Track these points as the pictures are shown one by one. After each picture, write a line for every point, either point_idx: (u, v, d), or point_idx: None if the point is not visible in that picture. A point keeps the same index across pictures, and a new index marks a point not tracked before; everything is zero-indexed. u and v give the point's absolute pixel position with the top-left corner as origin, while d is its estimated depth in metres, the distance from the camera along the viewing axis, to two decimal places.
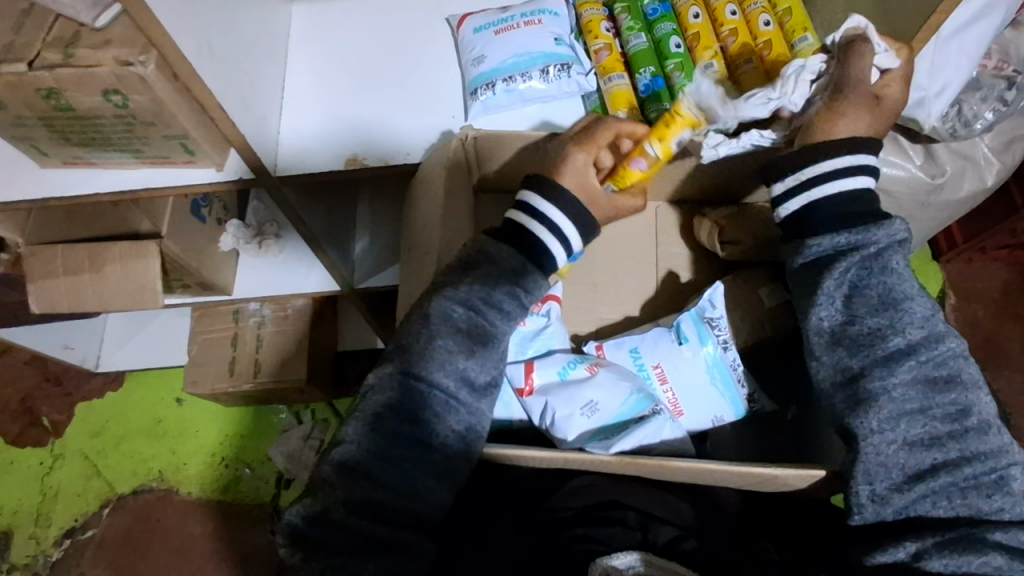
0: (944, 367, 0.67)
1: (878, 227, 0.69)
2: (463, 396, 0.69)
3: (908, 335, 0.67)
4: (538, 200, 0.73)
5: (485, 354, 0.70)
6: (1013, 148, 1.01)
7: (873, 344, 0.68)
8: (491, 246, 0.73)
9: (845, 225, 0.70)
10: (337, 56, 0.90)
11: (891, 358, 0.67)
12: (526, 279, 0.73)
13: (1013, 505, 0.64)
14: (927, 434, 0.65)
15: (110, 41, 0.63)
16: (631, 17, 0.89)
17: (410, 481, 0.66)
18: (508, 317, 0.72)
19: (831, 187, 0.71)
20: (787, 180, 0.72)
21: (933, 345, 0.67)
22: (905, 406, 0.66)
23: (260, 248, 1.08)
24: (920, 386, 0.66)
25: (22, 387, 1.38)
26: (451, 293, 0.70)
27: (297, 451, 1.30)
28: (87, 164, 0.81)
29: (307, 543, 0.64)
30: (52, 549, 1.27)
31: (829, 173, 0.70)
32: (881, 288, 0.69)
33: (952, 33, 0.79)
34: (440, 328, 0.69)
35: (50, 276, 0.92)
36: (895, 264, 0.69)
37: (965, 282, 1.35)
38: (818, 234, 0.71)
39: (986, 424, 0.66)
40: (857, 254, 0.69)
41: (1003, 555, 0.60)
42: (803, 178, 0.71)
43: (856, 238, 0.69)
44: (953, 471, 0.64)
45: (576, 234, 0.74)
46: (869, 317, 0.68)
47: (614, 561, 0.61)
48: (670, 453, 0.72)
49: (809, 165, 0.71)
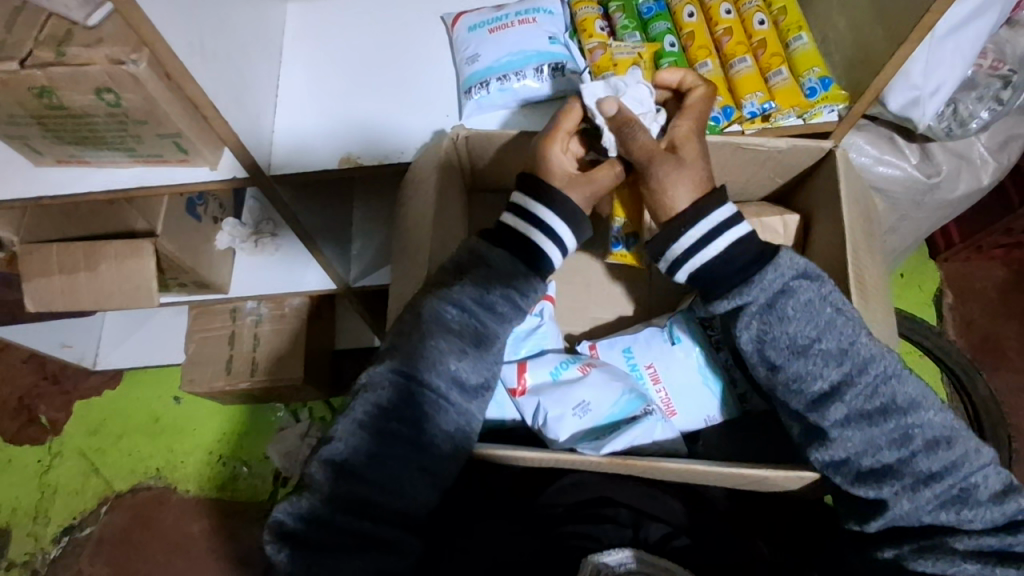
0: (875, 397, 0.65)
1: (753, 284, 0.68)
2: (454, 396, 0.69)
3: (828, 377, 0.66)
4: (532, 203, 0.73)
5: (477, 354, 0.70)
6: (1009, 147, 1.00)
7: (800, 389, 0.68)
8: (485, 249, 0.73)
9: (736, 283, 0.69)
10: (331, 57, 0.90)
11: (819, 402, 0.67)
12: (521, 283, 0.72)
13: (982, 514, 0.63)
14: (879, 463, 0.65)
15: (103, 40, 0.63)
16: (625, 16, 0.89)
17: (395, 480, 0.66)
18: (503, 319, 0.72)
19: (697, 260, 0.69)
20: (661, 262, 0.72)
21: (856, 380, 0.66)
22: (848, 444, 0.65)
23: (256, 246, 1.08)
24: (856, 424, 0.65)
25: (20, 385, 1.38)
26: (445, 294, 0.70)
27: (295, 449, 1.29)
28: (82, 163, 0.81)
29: (294, 540, 0.64)
30: (50, 546, 1.27)
31: (687, 250, 0.69)
32: (788, 336, 0.67)
33: (947, 34, 0.81)
34: (434, 329, 0.69)
35: (45, 275, 0.92)
36: (793, 307, 0.67)
37: (962, 281, 1.34)
38: (722, 294, 0.69)
39: (936, 441, 0.64)
40: (751, 312, 0.68)
41: (974, 564, 0.61)
42: (670, 258, 0.71)
43: (739, 299, 0.68)
44: (912, 495, 0.64)
45: (571, 236, 0.73)
46: (789, 365, 0.68)
47: (605, 559, 0.61)
48: (660, 453, 0.72)
49: (667, 248, 0.70)
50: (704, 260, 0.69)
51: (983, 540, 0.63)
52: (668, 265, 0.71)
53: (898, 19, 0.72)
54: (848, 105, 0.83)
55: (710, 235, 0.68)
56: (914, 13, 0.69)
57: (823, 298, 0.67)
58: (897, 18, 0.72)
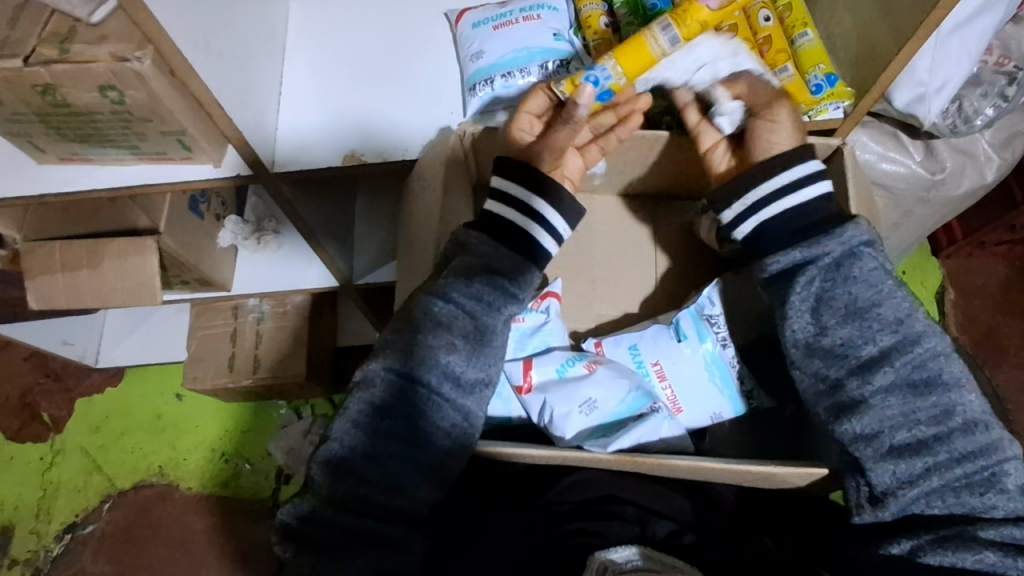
0: (923, 370, 0.66)
1: (830, 236, 0.70)
2: (448, 392, 0.68)
3: (879, 343, 0.67)
4: (527, 194, 0.75)
5: (465, 346, 0.69)
6: (1013, 144, 1.00)
7: (845, 355, 0.68)
8: (464, 235, 0.75)
9: (802, 239, 0.71)
10: (333, 54, 0.89)
11: (864, 368, 0.67)
12: (507, 269, 0.73)
13: (1007, 502, 0.63)
14: (914, 438, 0.65)
15: (107, 37, 0.63)
16: (630, 12, 0.87)
17: (396, 478, 0.66)
18: (492, 308, 0.71)
19: (801, 196, 0.72)
20: (734, 207, 0.75)
21: (907, 349, 0.66)
22: (887, 413, 0.65)
23: (259, 244, 1.07)
24: (899, 393, 0.66)
25: (22, 382, 1.38)
26: (432, 289, 0.71)
27: (297, 446, 1.27)
28: (85, 160, 0.81)
29: (298, 540, 0.65)
30: (52, 543, 1.27)
31: (781, 189, 0.72)
32: (847, 298, 0.69)
33: (951, 30, 0.81)
34: (426, 325, 0.69)
35: (47, 273, 0.92)
36: (858, 270, 0.69)
37: (964, 276, 1.34)
38: (776, 251, 0.72)
39: (974, 422, 0.65)
40: (816, 268, 0.70)
41: (995, 552, 0.61)
42: (750, 201, 0.74)
43: (809, 253, 0.70)
44: (943, 472, 0.64)
45: (563, 225, 0.77)
46: (839, 328, 0.68)
47: (612, 556, 0.61)
48: (666, 451, 0.72)
49: (750, 190, 0.74)
50: (788, 206, 0.72)
51: (1008, 531, 0.62)
52: (739, 210, 0.74)
53: (905, 15, 0.72)
54: (854, 101, 0.82)
55: (806, 179, 0.72)
56: (921, 9, 0.69)
57: (881, 271, 0.69)
58: (904, 14, 0.72)
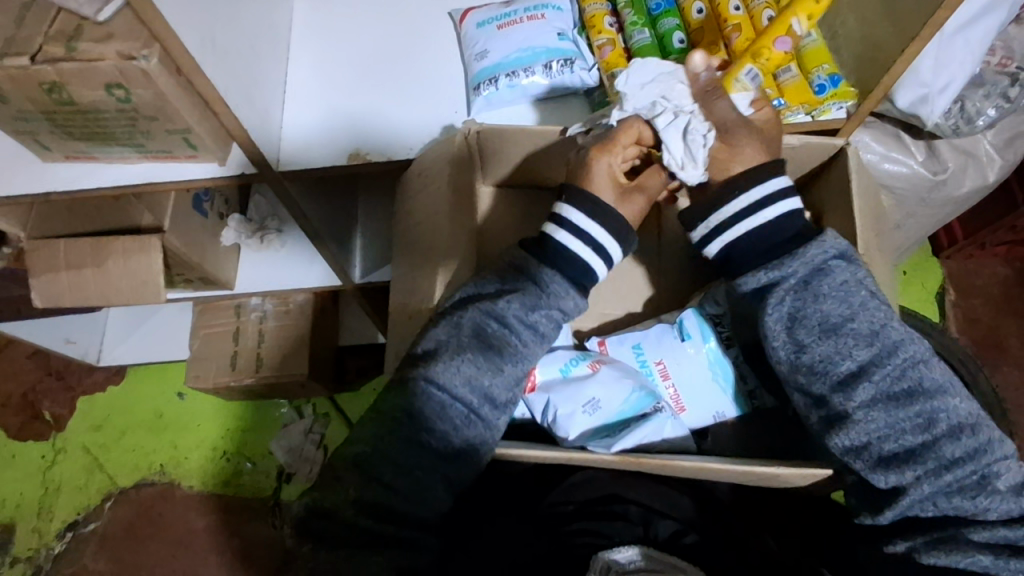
0: (904, 381, 0.66)
1: (792, 257, 0.70)
2: (485, 412, 0.69)
3: (856, 357, 0.67)
4: (568, 210, 0.73)
5: (511, 371, 0.70)
6: (1016, 144, 1.00)
7: (826, 370, 0.67)
8: (533, 266, 0.73)
9: (767, 261, 0.71)
10: (338, 52, 0.89)
11: (845, 383, 0.67)
12: (567, 303, 0.73)
13: (999, 503, 0.63)
14: (902, 448, 0.65)
15: (113, 35, 0.63)
16: (634, 12, 0.88)
17: (417, 485, 0.66)
18: (541, 338, 0.73)
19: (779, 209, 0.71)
20: (700, 227, 0.74)
21: (885, 361, 0.66)
22: (872, 426, 0.65)
23: (261, 241, 1.08)
24: (882, 406, 0.65)
25: (23, 381, 1.38)
26: (488, 307, 0.71)
27: (298, 445, 1.30)
28: (90, 158, 0.81)
29: (312, 534, 0.64)
30: (54, 541, 1.27)
31: (743, 209, 0.72)
32: (821, 315, 0.68)
33: (955, 31, 0.81)
34: (470, 341, 0.70)
35: (52, 270, 0.92)
36: (828, 286, 0.68)
37: (964, 277, 1.35)
38: (754, 269, 0.71)
39: (959, 427, 0.65)
40: (785, 288, 0.70)
41: (987, 555, 0.61)
42: (715, 222, 0.73)
43: (774, 274, 0.70)
44: (934, 480, 0.63)
45: (610, 240, 0.73)
46: (817, 345, 0.68)
47: (615, 556, 0.62)
48: (670, 450, 0.73)
49: (718, 208, 0.73)
50: (754, 225, 0.72)
51: (998, 531, 0.62)
52: (707, 229, 0.74)
53: (910, 16, 0.72)
54: (858, 101, 0.82)
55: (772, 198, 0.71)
56: (926, 9, 0.69)
57: (858, 282, 0.68)
58: (908, 15, 0.72)
